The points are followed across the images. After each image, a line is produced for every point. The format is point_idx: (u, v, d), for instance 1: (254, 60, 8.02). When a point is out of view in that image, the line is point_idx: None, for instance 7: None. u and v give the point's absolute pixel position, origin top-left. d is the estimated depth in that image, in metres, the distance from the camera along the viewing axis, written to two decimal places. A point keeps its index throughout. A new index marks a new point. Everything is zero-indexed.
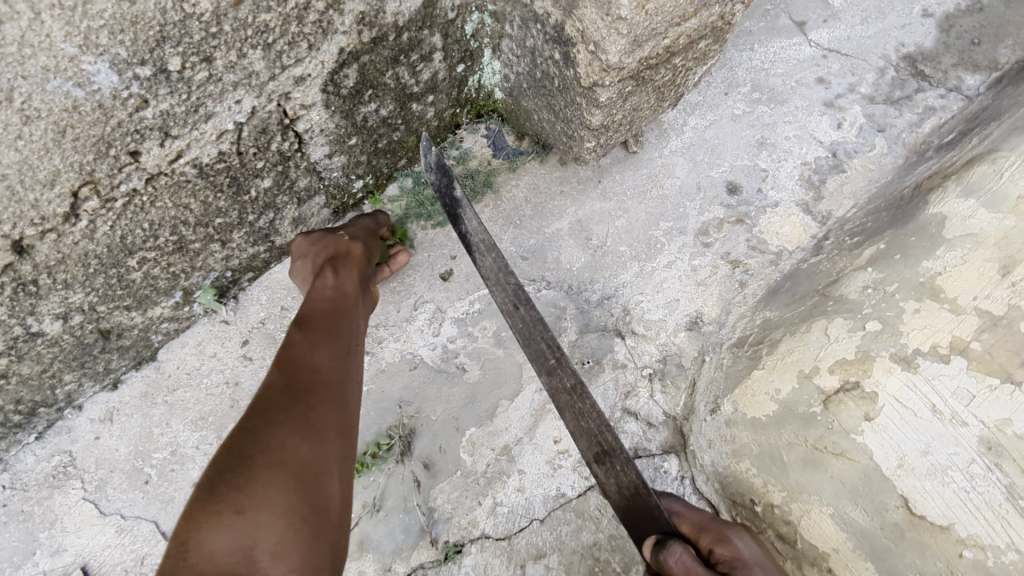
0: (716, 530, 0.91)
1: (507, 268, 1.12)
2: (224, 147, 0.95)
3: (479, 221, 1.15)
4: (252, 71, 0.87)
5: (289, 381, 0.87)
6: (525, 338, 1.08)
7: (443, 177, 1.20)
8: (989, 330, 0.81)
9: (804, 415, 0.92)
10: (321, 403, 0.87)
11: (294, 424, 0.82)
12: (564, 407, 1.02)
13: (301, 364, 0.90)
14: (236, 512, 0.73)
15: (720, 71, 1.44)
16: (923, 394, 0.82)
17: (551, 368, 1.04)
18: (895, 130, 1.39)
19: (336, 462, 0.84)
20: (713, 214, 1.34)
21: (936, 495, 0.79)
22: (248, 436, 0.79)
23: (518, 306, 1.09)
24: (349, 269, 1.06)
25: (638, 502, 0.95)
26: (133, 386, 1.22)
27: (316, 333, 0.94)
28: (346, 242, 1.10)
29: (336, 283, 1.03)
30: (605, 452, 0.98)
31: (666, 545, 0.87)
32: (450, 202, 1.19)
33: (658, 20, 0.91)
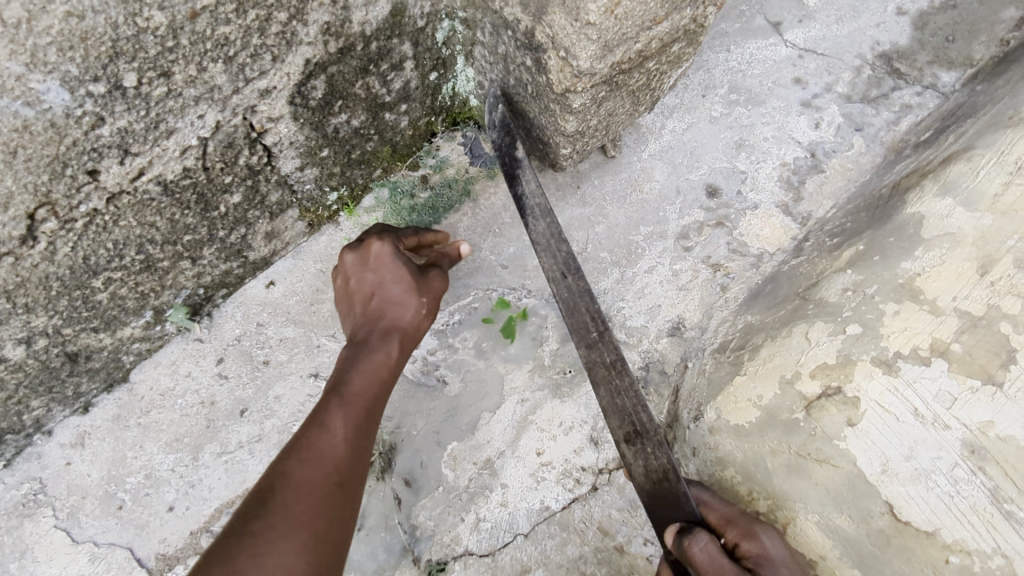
0: (744, 525, 0.89)
1: (560, 235, 1.09)
2: (188, 163, 0.93)
3: (537, 184, 1.12)
4: (213, 85, 0.85)
5: (312, 479, 0.88)
6: (570, 307, 1.06)
7: (506, 136, 1.20)
8: (969, 331, 0.81)
9: (786, 421, 0.90)
10: (332, 514, 0.87)
11: (293, 534, 0.82)
12: (601, 381, 1.00)
13: (323, 456, 0.90)
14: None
15: (697, 73, 1.42)
16: (905, 398, 0.82)
17: (593, 341, 1.02)
18: (873, 129, 1.39)
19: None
20: (692, 217, 1.32)
21: (921, 501, 0.78)
22: (251, 536, 0.81)
23: (568, 274, 1.07)
24: (399, 334, 1.05)
25: (666, 487, 0.93)
26: (105, 409, 1.19)
27: (349, 420, 0.95)
28: (398, 300, 1.07)
29: (379, 358, 1.02)
30: (637, 432, 0.96)
31: (692, 532, 0.85)
32: (510, 164, 1.18)
33: (628, 25, 0.90)
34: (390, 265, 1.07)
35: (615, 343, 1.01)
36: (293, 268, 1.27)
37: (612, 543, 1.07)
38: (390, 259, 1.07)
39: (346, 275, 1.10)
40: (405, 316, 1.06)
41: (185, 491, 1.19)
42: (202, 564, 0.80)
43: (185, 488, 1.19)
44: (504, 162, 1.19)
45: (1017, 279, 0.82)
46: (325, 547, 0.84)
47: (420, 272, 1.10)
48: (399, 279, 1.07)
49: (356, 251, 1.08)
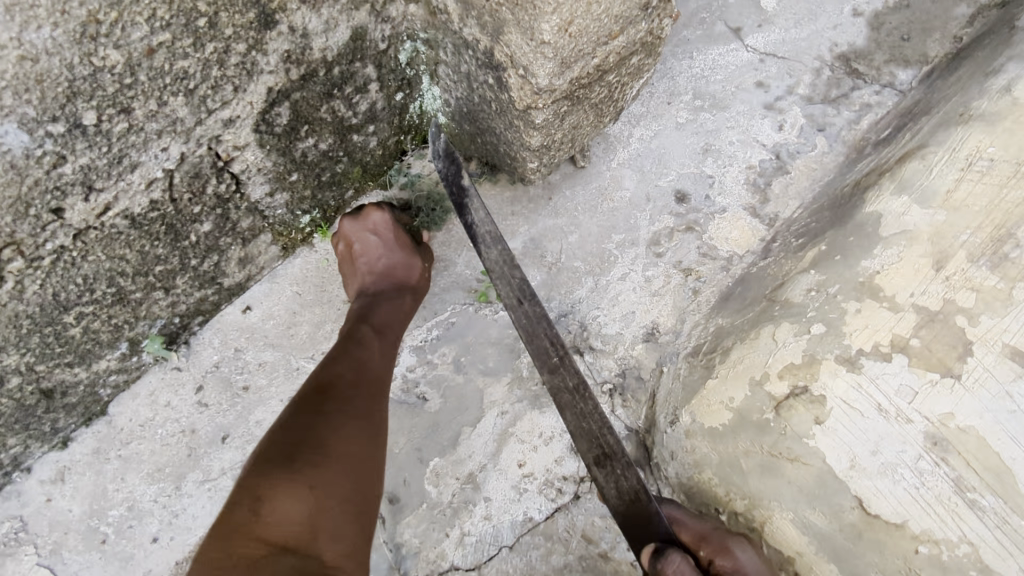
0: (716, 541, 0.91)
1: (513, 261, 1.14)
2: (155, 196, 0.93)
3: (486, 212, 1.17)
4: (175, 117, 0.86)
5: (364, 384, 1.00)
6: (529, 333, 1.10)
7: (450, 164, 1.25)
8: (926, 326, 0.84)
9: (757, 422, 0.92)
10: (382, 410, 1.00)
11: (362, 421, 0.95)
12: (566, 406, 1.04)
13: (370, 367, 1.03)
14: (312, 467, 0.86)
15: (661, 81, 1.44)
16: (869, 394, 0.84)
17: (555, 366, 1.07)
18: (834, 129, 1.42)
19: (378, 465, 0.95)
20: (663, 224, 1.34)
21: (888, 494, 0.81)
22: (328, 423, 0.92)
23: (523, 300, 1.12)
24: (410, 291, 1.17)
25: (638, 507, 0.96)
26: (84, 444, 1.18)
27: (385, 344, 1.07)
28: (405, 260, 1.17)
29: (399, 305, 1.14)
30: (606, 455, 1.00)
31: (664, 553, 0.88)
32: (458, 193, 1.21)
33: (583, 42, 0.92)
34: (390, 232, 1.17)
35: (576, 368, 1.06)
36: (268, 292, 1.27)
37: (596, 549, 1.08)
38: (389, 227, 1.17)
39: (346, 241, 1.17)
40: (414, 272, 1.18)
41: (169, 522, 1.21)
42: (279, 446, 0.88)
43: (169, 518, 1.21)
44: (449, 190, 1.23)
45: (970, 274, 0.86)
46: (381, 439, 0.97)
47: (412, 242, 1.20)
48: (399, 244, 1.17)
49: (356, 218, 1.16)
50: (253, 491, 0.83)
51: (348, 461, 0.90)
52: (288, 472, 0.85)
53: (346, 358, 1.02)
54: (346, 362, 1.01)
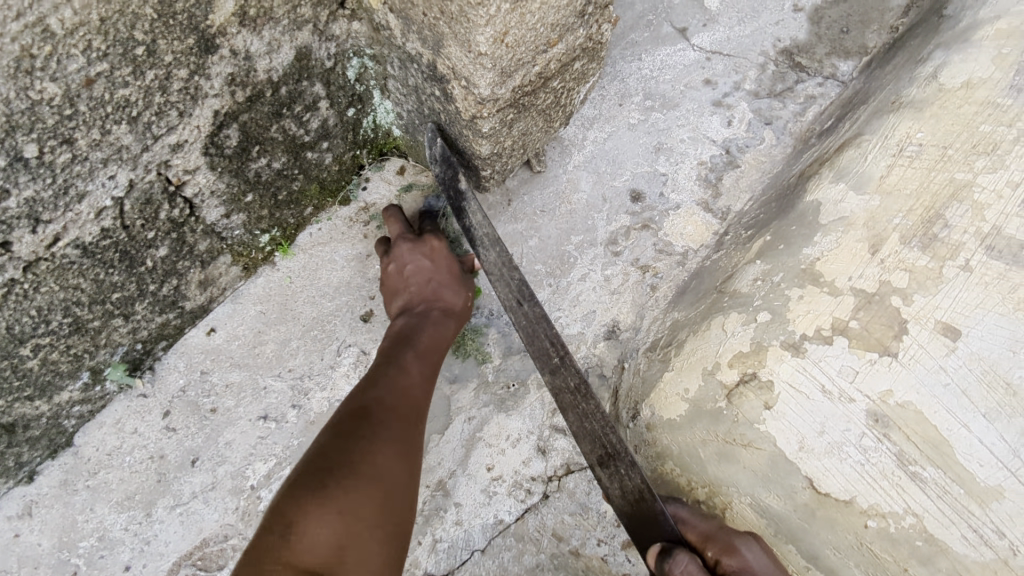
0: (722, 540, 0.90)
1: (511, 263, 1.12)
2: (106, 224, 0.94)
3: (483, 215, 1.14)
4: (120, 145, 0.87)
5: (397, 409, 0.98)
6: (528, 334, 1.08)
7: (448, 169, 1.17)
8: (863, 308, 0.87)
9: (711, 411, 0.94)
10: (418, 435, 0.98)
11: (394, 453, 0.92)
12: (568, 406, 1.02)
13: (406, 395, 1.01)
14: (340, 491, 0.84)
15: (612, 84, 1.46)
16: (813, 377, 0.87)
17: (556, 366, 1.04)
18: (781, 121, 1.46)
19: (409, 508, 0.92)
20: (620, 223, 1.37)
21: (836, 472, 0.84)
22: (361, 447, 0.90)
23: (522, 301, 1.10)
24: (456, 316, 1.15)
25: (644, 507, 0.95)
26: (50, 476, 1.18)
27: (423, 370, 1.06)
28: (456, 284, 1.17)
29: (445, 331, 1.12)
30: (609, 455, 0.98)
31: (671, 554, 0.87)
32: (455, 196, 1.17)
33: (521, 51, 0.94)
34: (443, 260, 1.16)
35: (578, 368, 1.03)
36: (232, 313, 1.27)
37: (567, 547, 1.10)
38: (446, 258, 1.17)
39: (398, 262, 1.15)
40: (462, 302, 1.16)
41: (141, 548, 1.20)
42: (302, 473, 0.87)
43: (140, 545, 1.20)
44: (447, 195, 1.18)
45: (903, 255, 0.89)
46: (415, 469, 0.95)
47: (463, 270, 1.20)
48: (455, 274, 1.17)
49: (413, 241, 1.15)
50: (285, 515, 0.81)
51: (380, 487, 0.88)
52: (314, 493, 0.83)
53: (372, 387, 0.99)
54: (371, 393, 0.98)
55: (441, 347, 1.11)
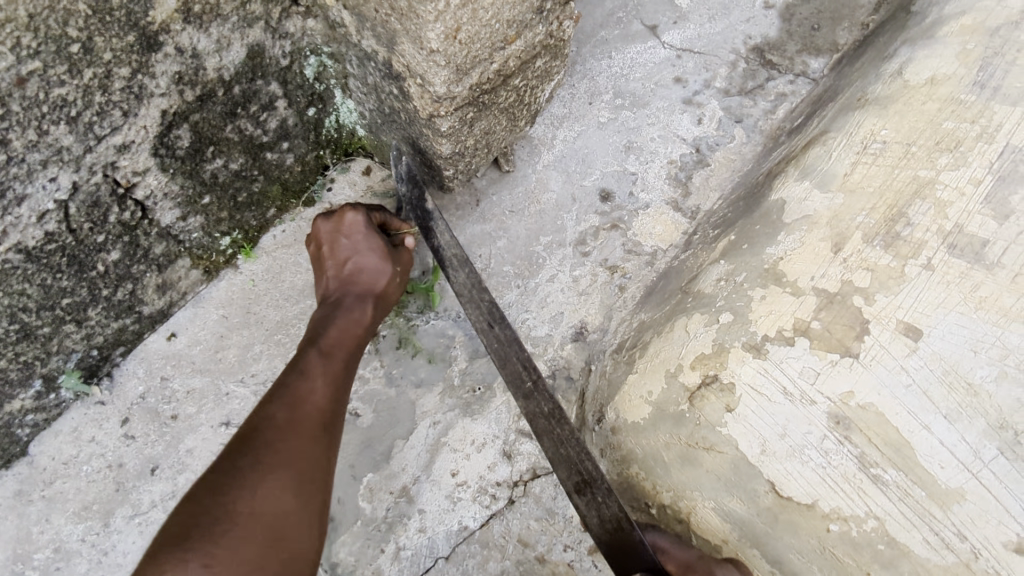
0: (701, 570, 0.88)
1: (479, 284, 1.13)
2: (50, 228, 0.91)
3: (451, 235, 1.14)
4: (60, 146, 0.84)
5: (294, 422, 0.90)
6: (501, 358, 1.11)
7: (414, 187, 1.18)
8: (825, 308, 0.86)
9: (674, 414, 0.93)
10: (320, 444, 0.91)
11: (284, 478, 0.85)
12: (543, 432, 1.05)
13: (306, 403, 0.93)
14: (213, 533, 0.78)
15: (581, 82, 1.45)
16: (774, 379, 0.85)
17: (528, 391, 1.08)
18: (751, 120, 1.45)
19: (310, 533, 0.86)
20: (589, 222, 1.36)
21: (798, 476, 0.82)
22: (241, 476, 0.83)
23: (493, 324, 1.12)
24: (375, 299, 1.07)
25: (622, 537, 0.96)
26: (4, 487, 1.15)
27: (329, 372, 0.98)
28: (380, 265, 1.08)
29: (359, 318, 1.05)
30: (585, 482, 1.01)
31: None
32: (422, 216, 1.18)
33: (477, 48, 0.92)
34: (363, 236, 1.08)
35: (550, 392, 1.06)
36: (193, 318, 1.25)
37: (533, 553, 1.10)
38: (365, 233, 1.08)
39: (319, 242, 1.10)
40: (387, 286, 1.09)
41: (98, 560, 1.16)
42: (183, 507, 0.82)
43: (98, 556, 1.16)
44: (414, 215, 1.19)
45: (865, 254, 0.88)
46: (313, 487, 0.88)
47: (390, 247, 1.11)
48: (377, 249, 1.09)
49: (330, 219, 1.09)
50: (149, 559, 0.76)
51: (263, 526, 0.81)
52: (179, 549, 0.76)
53: (266, 397, 0.92)
54: (263, 406, 0.91)
55: (355, 340, 1.04)
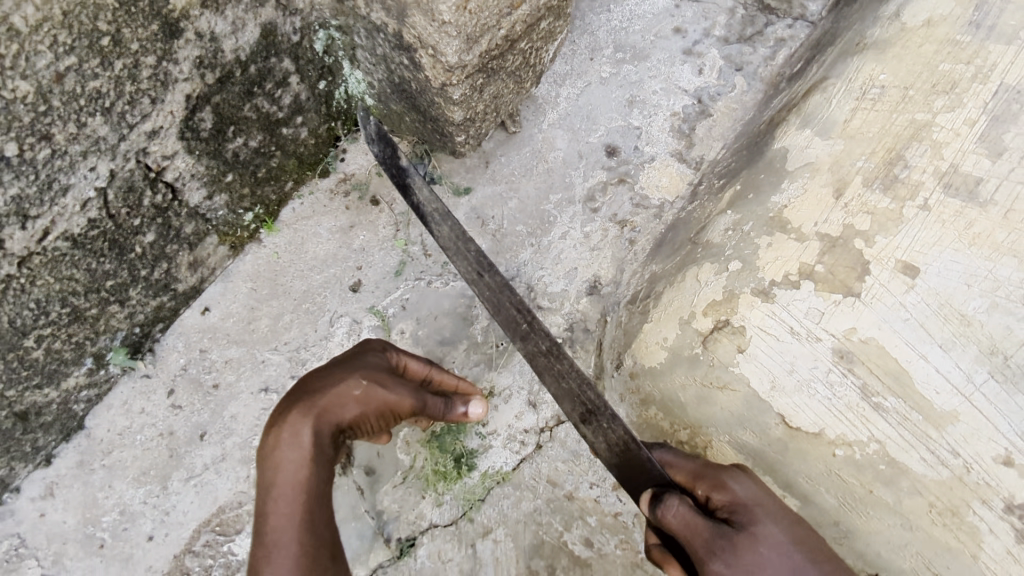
0: (711, 477, 0.90)
1: (465, 236, 1.18)
2: (93, 215, 0.96)
3: (430, 191, 1.21)
4: (97, 137, 0.88)
5: None
6: (494, 304, 1.14)
7: (386, 147, 1.29)
8: (828, 252, 0.91)
9: (689, 357, 0.99)
10: None
11: None
12: (544, 369, 1.08)
13: None
14: None
15: (581, 37, 1.48)
16: (782, 320, 0.91)
17: (525, 332, 1.11)
18: (751, 67, 1.47)
19: None
20: (596, 178, 1.40)
21: (806, 408, 0.89)
22: None
23: (483, 273, 1.15)
24: (314, 413, 0.89)
25: (631, 456, 0.99)
26: (67, 459, 1.23)
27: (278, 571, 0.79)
28: (343, 369, 0.96)
29: (293, 455, 0.85)
30: (590, 412, 1.03)
31: (661, 500, 0.89)
32: (398, 173, 1.27)
33: (485, 16, 0.95)
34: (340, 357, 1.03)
35: (546, 331, 1.09)
36: (224, 292, 1.31)
37: (561, 491, 1.18)
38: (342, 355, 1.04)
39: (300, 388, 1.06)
40: (332, 391, 0.92)
41: (161, 520, 1.25)
42: None
43: (160, 516, 1.25)
44: (391, 172, 1.28)
45: (865, 199, 0.93)
46: None
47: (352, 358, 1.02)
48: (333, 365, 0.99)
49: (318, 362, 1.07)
50: None
51: None
52: None
53: None
54: None
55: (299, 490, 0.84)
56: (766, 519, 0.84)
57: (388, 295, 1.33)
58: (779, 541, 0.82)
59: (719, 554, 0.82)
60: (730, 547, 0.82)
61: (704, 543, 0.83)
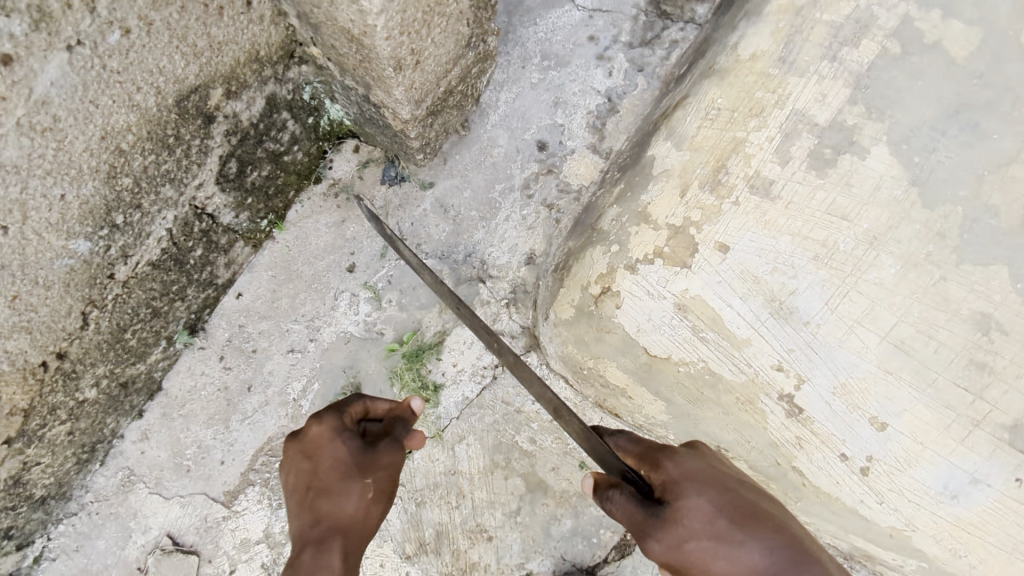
0: (649, 462, 1.09)
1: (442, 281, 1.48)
2: (165, 246, 1.38)
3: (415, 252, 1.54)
4: (167, 197, 1.29)
5: None
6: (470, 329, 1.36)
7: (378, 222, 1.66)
8: (673, 238, 1.34)
9: (587, 312, 1.44)
10: None
11: None
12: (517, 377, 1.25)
13: None
14: None
15: (514, 48, 1.83)
16: (641, 286, 1.35)
17: (498, 349, 1.28)
18: (651, 67, 1.83)
19: None
20: (530, 170, 1.80)
21: (659, 342, 1.36)
22: None
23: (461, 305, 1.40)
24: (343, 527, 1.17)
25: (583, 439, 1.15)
26: (154, 411, 1.68)
27: None
28: (335, 495, 1.19)
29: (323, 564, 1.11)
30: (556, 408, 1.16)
31: (609, 497, 1.06)
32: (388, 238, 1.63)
33: (428, 85, 1.33)
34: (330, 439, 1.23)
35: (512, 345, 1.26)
36: (251, 280, 1.71)
37: (512, 406, 1.71)
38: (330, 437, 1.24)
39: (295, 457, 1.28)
40: (344, 500, 1.18)
41: (229, 448, 1.73)
42: None
43: (228, 446, 1.73)
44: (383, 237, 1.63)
45: (699, 198, 1.35)
46: None
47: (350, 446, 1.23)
48: (337, 461, 1.21)
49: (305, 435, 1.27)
50: None
51: None
52: None
53: None
54: None
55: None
56: (688, 494, 1.00)
57: (377, 273, 1.75)
58: (698, 505, 1.00)
59: (652, 532, 0.99)
60: (659, 526, 0.99)
61: (641, 528, 1.01)
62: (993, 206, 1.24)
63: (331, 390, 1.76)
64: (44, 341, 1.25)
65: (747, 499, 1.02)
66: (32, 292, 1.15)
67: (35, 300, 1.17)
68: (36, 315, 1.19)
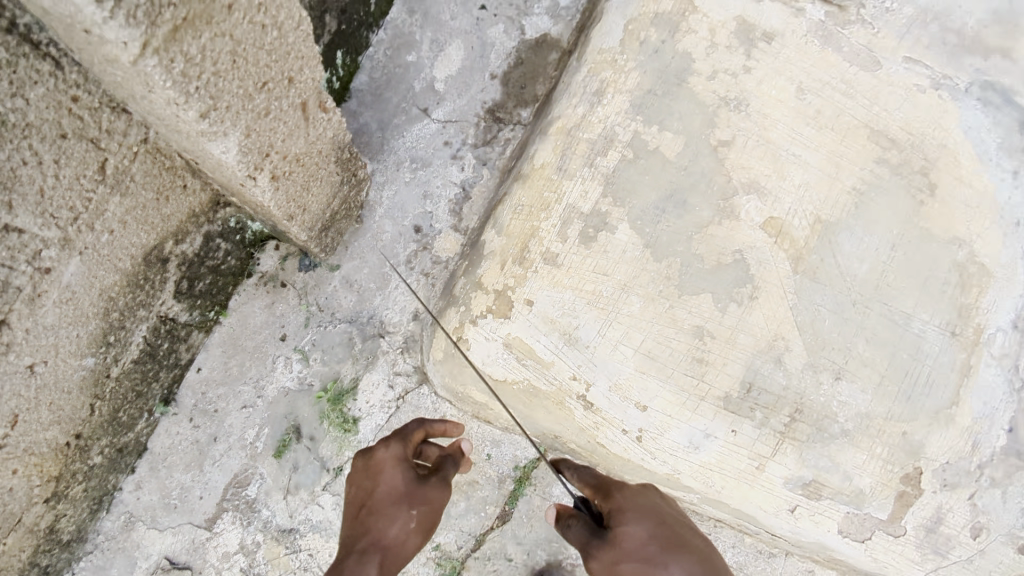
0: (609, 500, 1.73)
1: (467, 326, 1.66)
2: (142, 348, 1.95)
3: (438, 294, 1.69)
4: (141, 317, 1.87)
5: None
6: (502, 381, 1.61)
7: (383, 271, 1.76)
8: (498, 298, 1.98)
9: (450, 353, 2.06)
10: None
11: None
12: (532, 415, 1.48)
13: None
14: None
15: (389, 156, 2.44)
16: (481, 333, 1.99)
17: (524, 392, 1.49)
18: (492, 160, 2.46)
19: None
20: (410, 247, 2.40)
21: (498, 369, 1.98)
22: None
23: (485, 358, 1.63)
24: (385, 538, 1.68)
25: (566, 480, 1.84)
26: (144, 466, 2.23)
27: None
28: (390, 511, 1.71)
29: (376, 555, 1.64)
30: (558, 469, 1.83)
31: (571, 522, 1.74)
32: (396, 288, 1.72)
33: (318, 219, 1.94)
34: (393, 469, 1.77)
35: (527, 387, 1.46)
36: (207, 356, 2.28)
37: None
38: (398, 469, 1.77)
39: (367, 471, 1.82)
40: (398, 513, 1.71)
41: (203, 487, 2.27)
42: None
43: (203, 486, 2.27)
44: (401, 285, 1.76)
45: (513, 269, 1.98)
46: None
47: (414, 477, 1.78)
48: (408, 489, 1.74)
49: (378, 459, 1.81)
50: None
51: None
52: None
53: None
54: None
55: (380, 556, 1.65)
56: (629, 523, 1.64)
57: (303, 338, 2.34)
58: (636, 535, 1.61)
59: (596, 553, 1.63)
60: (604, 546, 1.62)
61: (590, 548, 1.66)
62: (698, 254, 1.95)
63: (276, 433, 2.31)
64: (67, 427, 1.82)
65: (672, 533, 1.66)
66: (60, 397, 1.73)
67: (61, 402, 1.75)
68: (63, 411, 1.77)
